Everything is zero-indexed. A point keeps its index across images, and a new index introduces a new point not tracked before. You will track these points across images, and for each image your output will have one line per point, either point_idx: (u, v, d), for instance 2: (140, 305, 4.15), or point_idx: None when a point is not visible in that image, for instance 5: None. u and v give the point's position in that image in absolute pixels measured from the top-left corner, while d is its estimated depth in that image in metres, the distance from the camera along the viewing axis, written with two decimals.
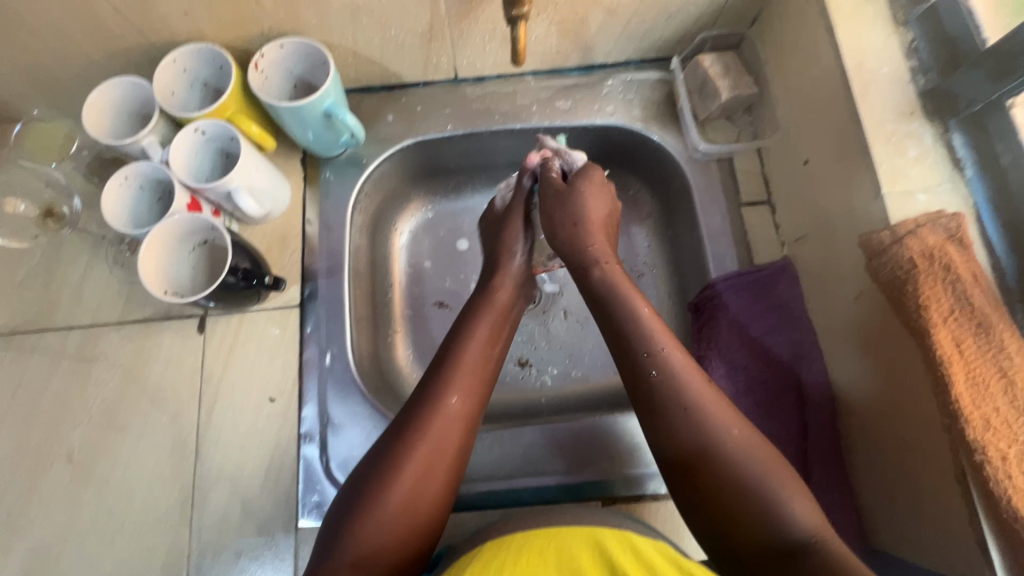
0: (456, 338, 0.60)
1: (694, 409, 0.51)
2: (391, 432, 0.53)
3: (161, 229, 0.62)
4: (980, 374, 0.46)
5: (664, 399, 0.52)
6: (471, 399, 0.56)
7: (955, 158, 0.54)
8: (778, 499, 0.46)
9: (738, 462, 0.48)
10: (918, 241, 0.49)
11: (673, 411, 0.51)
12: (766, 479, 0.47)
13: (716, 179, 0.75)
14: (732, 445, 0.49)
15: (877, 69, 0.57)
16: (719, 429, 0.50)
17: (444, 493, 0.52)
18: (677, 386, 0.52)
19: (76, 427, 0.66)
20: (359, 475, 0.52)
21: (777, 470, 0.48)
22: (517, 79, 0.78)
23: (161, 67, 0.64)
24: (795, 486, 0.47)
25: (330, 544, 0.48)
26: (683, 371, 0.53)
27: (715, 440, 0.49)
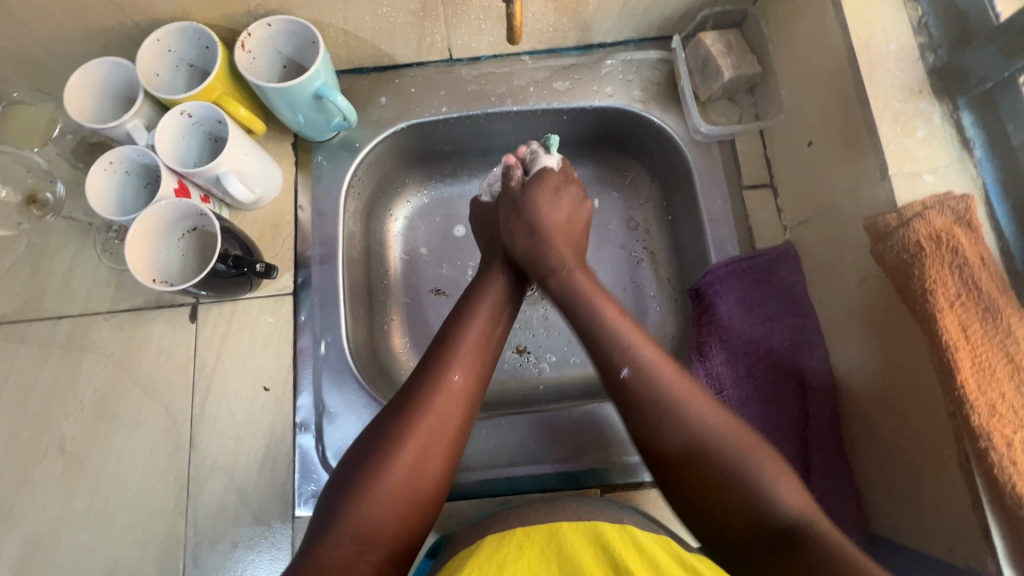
0: (456, 318, 0.60)
1: (669, 400, 0.51)
2: (391, 408, 0.53)
3: (148, 216, 0.60)
4: (986, 359, 0.45)
5: (640, 394, 0.52)
6: (473, 376, 0.56)
7: (965, 137, 0.52)
8: (766, 485, 0.47)
9: (729, 444, 0.49)
10: (925, 223, 0.48)
11: (652, 408, 0.51)
12: (755, 471, 0.47)
13: (717, 162, 0.73)
14: (719, 435, 0.49)
15: (886, 45, 0.55)
16: (703, 417, 0.50)
17: (444, 472, 0.51)
18: (648, 381, 0.53)
19: (68, 418, 0.65)
20: (357, 450, 0.51)
21: (762, 451, 0.49)
22: (513, 59, 0.76)
23: (144, 47, 0.62)
24: (782, 474, 0.48)
25: (328, 518, 0.47)
26: (657, 367, 0.53)
27: (704, 429, 0.50)
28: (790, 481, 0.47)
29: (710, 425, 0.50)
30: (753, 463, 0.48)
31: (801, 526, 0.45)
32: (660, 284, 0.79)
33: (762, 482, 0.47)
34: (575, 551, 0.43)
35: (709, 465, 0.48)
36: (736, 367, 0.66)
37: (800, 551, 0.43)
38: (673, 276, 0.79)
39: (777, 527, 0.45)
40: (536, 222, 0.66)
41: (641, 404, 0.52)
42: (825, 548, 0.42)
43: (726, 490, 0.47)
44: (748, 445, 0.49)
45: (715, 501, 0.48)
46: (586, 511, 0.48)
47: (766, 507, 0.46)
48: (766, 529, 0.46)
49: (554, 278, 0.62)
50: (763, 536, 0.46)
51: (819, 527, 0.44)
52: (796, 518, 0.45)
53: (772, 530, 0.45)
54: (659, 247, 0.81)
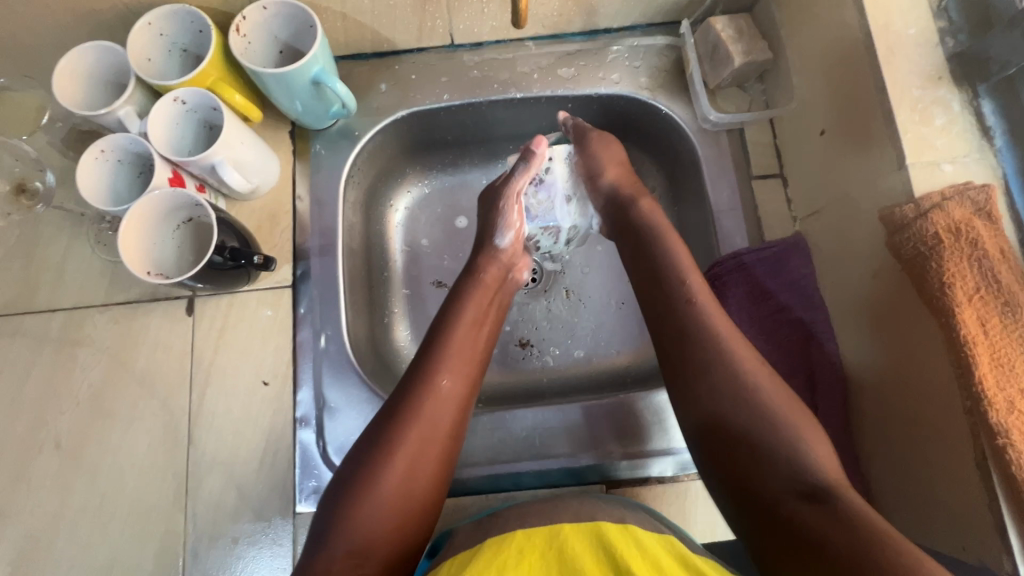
0: (443, 321, 0.59)
1: (716, 340, 0.53)
2: (379, 418, 0.52)
3: (141, 206, 0.58)
4: (1004, 354, 0.44)
5: (693, 328, 0.54)
6: (462, 381, 0.54)
7: (984, 126, 0.51)
8: (796, 437, 0.47)
9: (762, 395, 0.49)
10: (944, 215, 0.47)
11: (692, 345, 0.53)
12: (795, 425, 0.48)
13: (726, 151, 0.71)
14: (765, 386, 0.50)
15: (905, 29, 0.53)
16: (753, 377, 0.50)
17: (437, 479, 0.50)
18: (702, 317, 0.54)
19: (64, 413, 0.64)
20: (348, 462, 0.50)
21: (799, 413, 0.49)
22: (517, 45, 0.74)
23: (136, 30, 0.60)
24: (815, 434, 0.48)
25: (322, 534, 0.46)
26: (713, 316, 0.54)
27: (741, 371, 0.51)
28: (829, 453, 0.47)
29: (759, 371, 0.51)
30: (782, 421, 0.48)
31: (835, 487, 0.44)
32: None
33: (799, 440, 0.47)
34: (576, 551, 0.41)
35: (734, 430, 0.49)
36: None
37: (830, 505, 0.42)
38: None
39: (810, 482, 0.44)
40: (593, 166, 0.69)
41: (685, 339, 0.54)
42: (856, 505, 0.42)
43: (754, 445, 0.48)
44: (783, 399, 0.49)
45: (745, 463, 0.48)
46: (590, 510, 0.47)
47: (800, 463, 0.46)
48: (794, 485, 0.45)
49: (637, 203, 0.66)
50: (789, 496, 0.45)
51: (853, 495, 0.43)
52: (831, 481, 0.44)
53: (803, 493, 0.44)
54: None
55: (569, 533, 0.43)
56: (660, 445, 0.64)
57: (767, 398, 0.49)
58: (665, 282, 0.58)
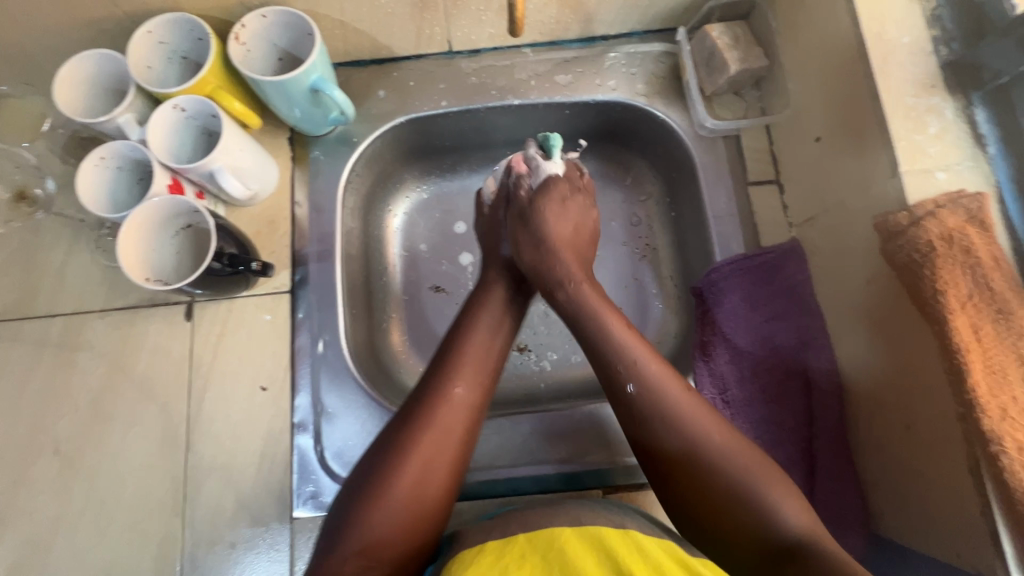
0: (458, 330, 0.59)
1: (670, 413, 0.51)
2: (394, 422, 0.52)
3: (141, 213, 0.59)
4: (997, 361, 0.44)
5: (641, 410, 0.52)
6: (476, 388, 0.55)
7: (978, 134, 0.51)
8: (773, 502, 0.47)
9: (730, 467, 0.48)
10: (937, 223, 0.47)
11: (653, 421, 0.51)
12: (757, 485, 0.47)
13: (722, 157, 0.72)
14: (721, 449, 0.49)
15: (898, 38, 0.53)
16: (699, 429, 0.50)
17: (449, 484, 0.50)
18: (654, 397, 0.52)
19: (63, 418, 0.65)
20: (361, 467, 0.50)
21: (764, 468, 0.49)
22: (514, 52, 0.74)
23: (135, 38, 0.60)
24: (779, 481, 0.48)
25: (333, 536, 0.46)
26: (660, 381, 0.53)
27: (703, 444, 0.49)
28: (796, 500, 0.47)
29: (711, 438, 0.50)
30: (755, 472, 0.48)
31: (807, 540, 0.45)
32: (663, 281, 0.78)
33: (763, 491, 0.47)
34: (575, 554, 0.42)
35: (705, 476, 0.49)
36: (740, 366, 0.65)
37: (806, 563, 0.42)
38: (677, 274, 0.78)
39: (781, 538, 0.45)
40: (544, 235, 0.64)
41: (640, 417, 0.52)
42: (830, 558, 0.42)
43: (725, 496, 0.48)
44: (749, 457, 0.49)
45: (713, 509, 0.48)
46: (589, 516, 0.47)
47: (768, 520, 0.46)
48: (764, 544, 0.46)
49: (565, 290, 0.61)
50: (761, 551, 0.46)
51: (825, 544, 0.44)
52: (801, 533, 0.45)
53: (782, 550, 0.45)
54: (662, 244, 0.80)
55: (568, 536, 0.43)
56: None
57: (728, 462, 0.48)
58: (608, 364, 0.55)
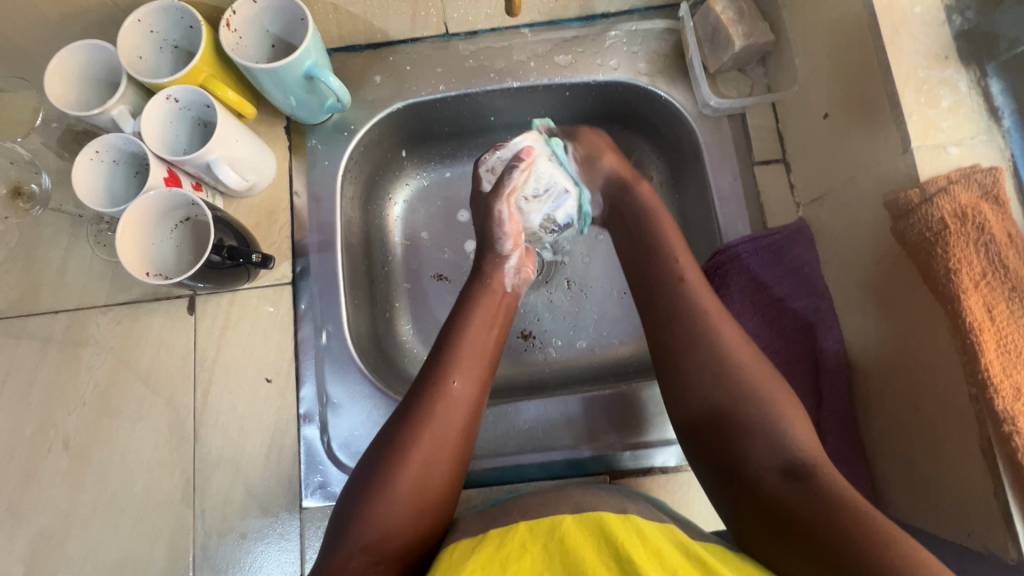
0: (451, 324, 0.59)
1: (703, 321, 0.54)
2: (394, 420, 0.52)
3: (137, 207, 0.58)
4: (1012, 341, 0.43)
5: (679, 310, 0.55)
6: (472, 382, 0.54)
7: (993, 106, 0.49)
8: (780, 418, 0.48)
9: (751, 379, 0.51)
10: (950, 199, 0.45)
11: (687, 335, 0.54)
12: (778, 408, 0.49)
13: (727, 137, 0.70)
14: (745, 365, 0.51)
15: (910, 7, 0.51)
16: (732, 356, 0.52)
17: (450, 478, 0.50)
18: (692, 300, 0.55)
19: (72, 413, 0.65)
20: (365, 462, 0.51)
21: (780, 389, 0.50)
22: (513, 32, 0.73)
23: (125, 27, 0.59)
24: (798, 414, 0.50)
25: (340, 532, 0.47)
26: (702, 300, 0.55)
27: (728, 358, 0.52)
28: (808, 428, 0.49)
29: (745, 367, 0.51)
30: (775, 405, 0.49)
31: (814, 465, 0.46)
32: None
33: (781, 419, 0.48)
34: (576, 546, 0.41)
35: (721, 409, 0.50)
36: None
37: (812, 488, 0.45)
38: None
39: (792, 460, 0.47)
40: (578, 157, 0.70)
41: (676, 322, 0.55)
42: (834, 488, 0.44)
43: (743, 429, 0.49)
44: (774, 391, 0.50)
45: (729, 440, 0.49)
46: (591, 501, 0.47)
47: (780, 442, 0.48)
48: (776, 461, 0.47)
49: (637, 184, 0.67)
50: (769, 476, 0.47)
51: (831, 473, 0.46)
52: (808, 457, 0.47)
53: (783, 467, 0.47)
54: None
55: (570, 526, 0.43)
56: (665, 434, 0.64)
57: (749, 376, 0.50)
58: (652, 264, 0.59)
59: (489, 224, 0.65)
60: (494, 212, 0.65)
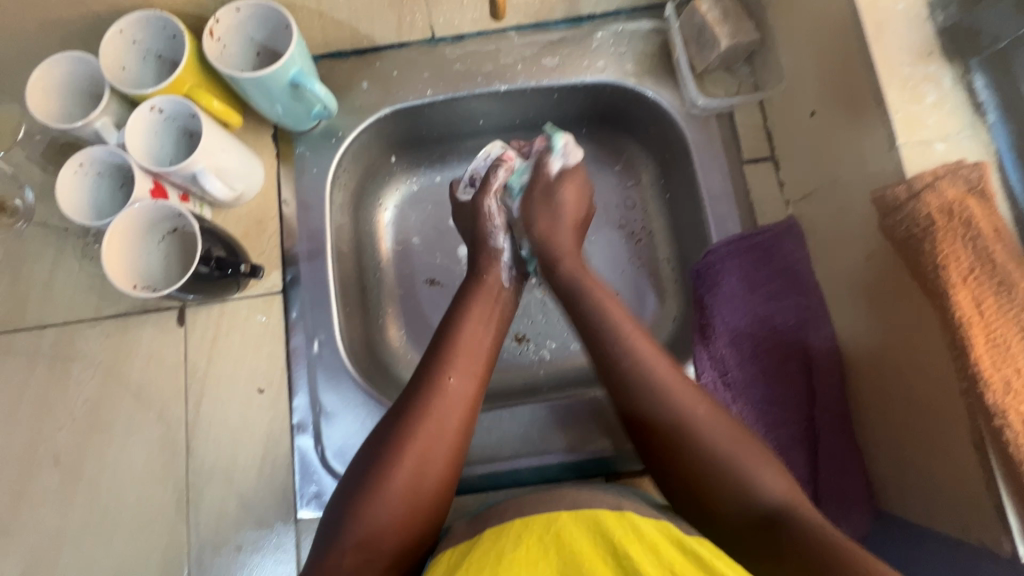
0: (449, 324, 0.58)
1: (657, 385, 0.53)
2: (390, 416, 0.52)
3: (121, 221, 0.58)
4: (1001, 334, 0.43)
5: (630, 380, 0.54)
6: (469, 379, 0.54)
7: (977, 102, 0.49)
8: (751, 476, 0.48)
9: (712, 438, 0.50)
10: (937, 195, 0.46)
11: (640, 394, 0.53)
12: (741, 462, 0.48)
13: (716, 136, 0.70)
14: (706, 425, 0.50)
15: (893, 4, 0.51)
16: (678, 403, 0.52)
17: (447, 476, 0.50)
18: (641, 370, 0.54)
19: (61, 429, 0.64)
20: (360, 459, 0.50)
21: (744, 448, 0.49)
22: (499, 36, 0.72)
23: (106, 39, 0.59)
24: (764, 461, 0.49)
25: (332, 531, 0.47)
26: (653, 368, 0.54)
27: (685, 414, 0.51)
28: (775, 471, 0.49)
29: (700, 417, 0.51)
30: (740, 455, 0.49)
31: (791, 508, 0.46)
32: (660, 264, 0.77)
33: (748, 475, 0.48)
34: (574, 541, 0.41)
35: (686, 465, 0.50)
36: (740, 349, 0.64)
37: (782, 533, 0.44)
38: (675, 256, 0.77)
39: (760, 506, 0.46)
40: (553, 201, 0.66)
41: (627, 387, 0.54)
42: (809, 525, 0.43)
43: (711, 481, 0.49)
44: (737, 446, 0.49)
45: (704, 486, 0.49)
46: (588, 498, 0.46)
47: (751, 494, 0.47)
48: (750, 514, 0.47)
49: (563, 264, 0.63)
50: (747, 522, 0.47)
51: (803, 513, 0.45)
52: (783, 502, 0.46)
53: (759, 517, 0.46)
54: (659, 225, 0.78)
55: (566, 522, 0.42)
56: None
57: (709, 435, 0.50)
58: (601, 349, 0.57)
59: (478, 223, 0.67)
60: (483, 209, 0.67)
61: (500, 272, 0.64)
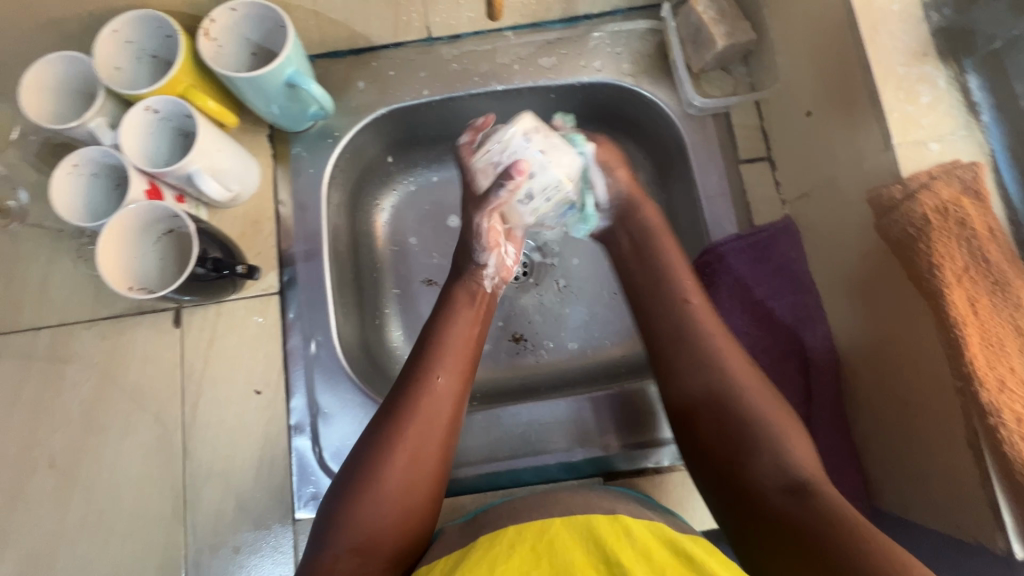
0: (436, 322, 0.58)
1: (703, 345, 0.55)
2: (378, 419, 0.52)
3: (117, 222, 0.57)
4: (995, 334, 0.43)
5: (684, 331, 0.56)
6: (457, 377, 0.54)
7: (971, 102, 0.50)
8: (785, 441, 0.49)
9: (756, 403, 0.51)
10: (932, 194, 0.46)
11: (686, 358, 0.55)
12: (779, 430, 0.50)
13: (712, 136, 0.71)
14: (746, 391, 0.52)
15: (888, 5, 0.51)
16: (729, 367, 0.53)
17: (438, 475, 0.50)
18: (700, 325, 0.56)
19: (57, 431, 0.64)
20: (350, 462, 0.50)
21: (782, 414, 0.51)
22: (496, 35, 0.72)
23: (100, 38, 0.58)
24: (797, 431, 0.50)
25: (326, 533, 0.47)
26: (707, 323, 0.56)
27: (728, 376, 0.53)
28: (806, 445, 0.50)
29: (745, 380, 0.53)
30: (776, 423, 0.50)
31: (816, 482, 0.47)
32: None
33: (783, 441, 0.49)
34: (567, 548, 0.41)
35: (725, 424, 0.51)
36: None
37: (812, 501, 0.45)
38: None
39: (794, 475, 0.47)
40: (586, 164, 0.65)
41: (679, 342, 0.56)
42: (832, 502, 0.45)
43: (746, 447, 0.50)
44: (772, 411, 0.51)
45: (737, 452, 0.50)
46: (583, 504, 0.46)
47: (785, 461, 0.48)
48: (780, 479, 0.47)
49: (641, 213, 0.65)
50: (774, 489, 0.47)
51: (827, 488, 0.46)
52: (810, 473, 0.47)
53: (787, 484, 0.47)
54: None
55: (559, 528, 0.43)
56: (663, 434, 0.64)
57: (751, 399, 0.51)
58: (661, 294, 0.59)
59: (470, 240, 0.61)
60: (473, 226, 0.61)
61: (483, 280, 0.62)
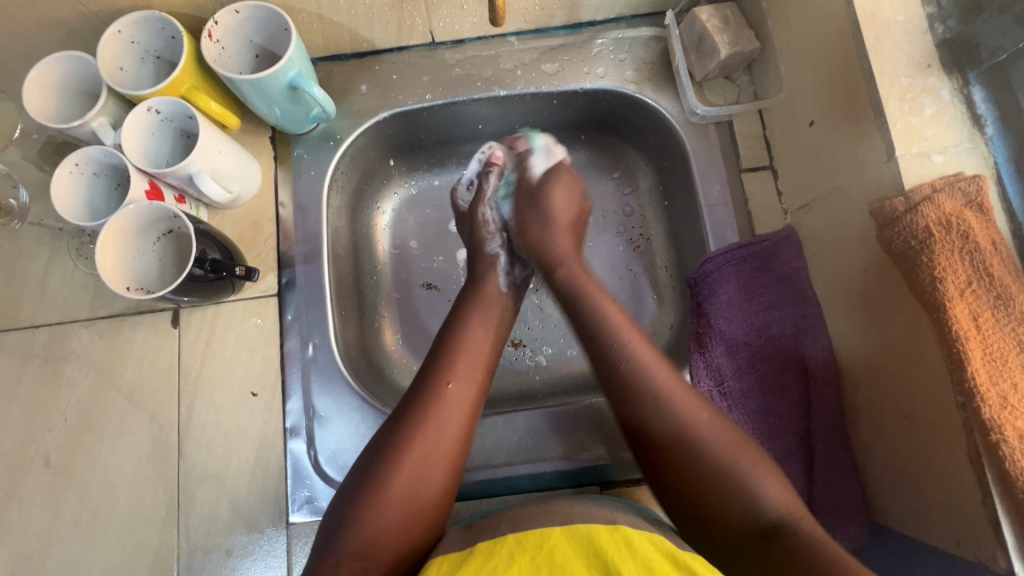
0: (449, 330, 0.58)
1: (657, 389, 0.52)
2: (388, 425, 0.51)
3: (117, 221, 0.57)
4: (998, 349, 0.43)
5: (636, 383, 0.53)
6: (469, 386, 0.54)
7: (975, 114, 0.49)
8: (753, 480, 0.48)
9: (716, 447, 0.49)
10: (935, 207, 0.45)
11: (644, 399, 0.52)
12: (746, 466, 0.48)
13: (714, 143, 0.70)
14: (708, 433, 0.50)
15: (892, 16, 0.51)
16: (686, 411, 0.51)
17: (447, 485, 0.50)
18: (645, 373, 0.53)
19: (52, 430, 0.64)
20: (358, 467, 0.50)
21: (745, 454, 0.49)
22: (499, 41, 0.72)
23: (105, 37, 0.58)
24: (765, 467, 0.49)
25: (331, 536, 0.46)
26: (655, 370, 0.53)
27: (690, 425, 0.50)
28: (774, 480, 0.48)
29: (703, 423, 0.50)
30: (742, 461, 0.49)
31: (788, 520, 0.46)
32: (658, 271, 0.77)
33: (750, 480, 0.48)
34: (564, 559, 0.41)
35: (691, 467, 0.49)
36: (736, 357, 0.64)
37: (785, 544, 0.45)
38: (672, 262, 0.77)
39: (764, 516, 0.47)
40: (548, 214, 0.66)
41: (630, 389, 0.53)
42: (809, 541, 0.44)
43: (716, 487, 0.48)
44: (738, 450, 0.49)
45: (703, 496, 0.48)
46: (580, 513, 0.46)
47: (756, 504, 0.47)
48: (752, 522, 0.47)
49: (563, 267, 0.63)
50: (748, 531, 0.47)
51: (802, 524, 0.46)
52: (782, 515, 0.46)
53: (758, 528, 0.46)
54: (657, 232, 0.78)
55: (558, 538, 0.42)
56: None
57: (710, 443, 0.49)
58: (598, 343, 0.56)
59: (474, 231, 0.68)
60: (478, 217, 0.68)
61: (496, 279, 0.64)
